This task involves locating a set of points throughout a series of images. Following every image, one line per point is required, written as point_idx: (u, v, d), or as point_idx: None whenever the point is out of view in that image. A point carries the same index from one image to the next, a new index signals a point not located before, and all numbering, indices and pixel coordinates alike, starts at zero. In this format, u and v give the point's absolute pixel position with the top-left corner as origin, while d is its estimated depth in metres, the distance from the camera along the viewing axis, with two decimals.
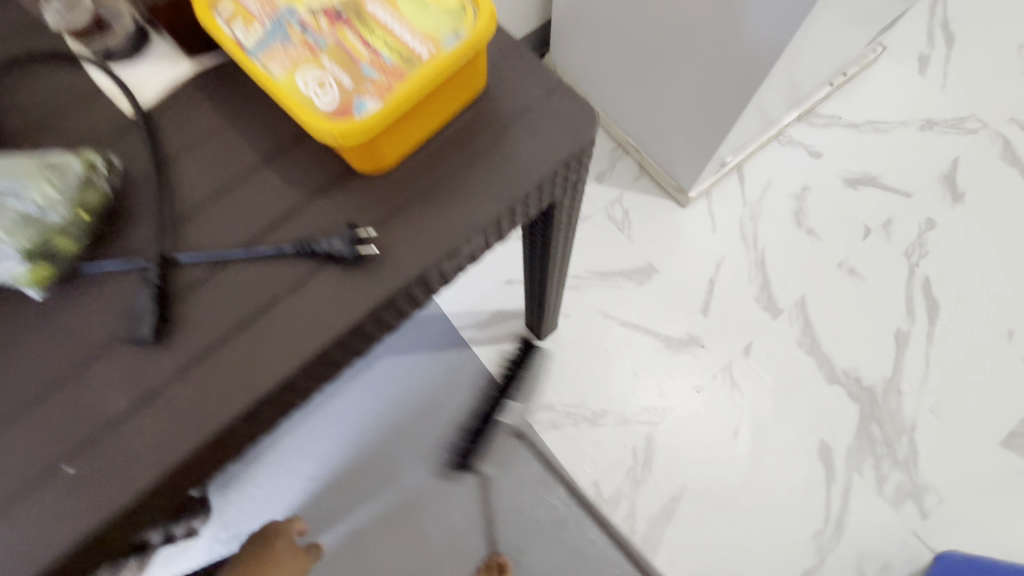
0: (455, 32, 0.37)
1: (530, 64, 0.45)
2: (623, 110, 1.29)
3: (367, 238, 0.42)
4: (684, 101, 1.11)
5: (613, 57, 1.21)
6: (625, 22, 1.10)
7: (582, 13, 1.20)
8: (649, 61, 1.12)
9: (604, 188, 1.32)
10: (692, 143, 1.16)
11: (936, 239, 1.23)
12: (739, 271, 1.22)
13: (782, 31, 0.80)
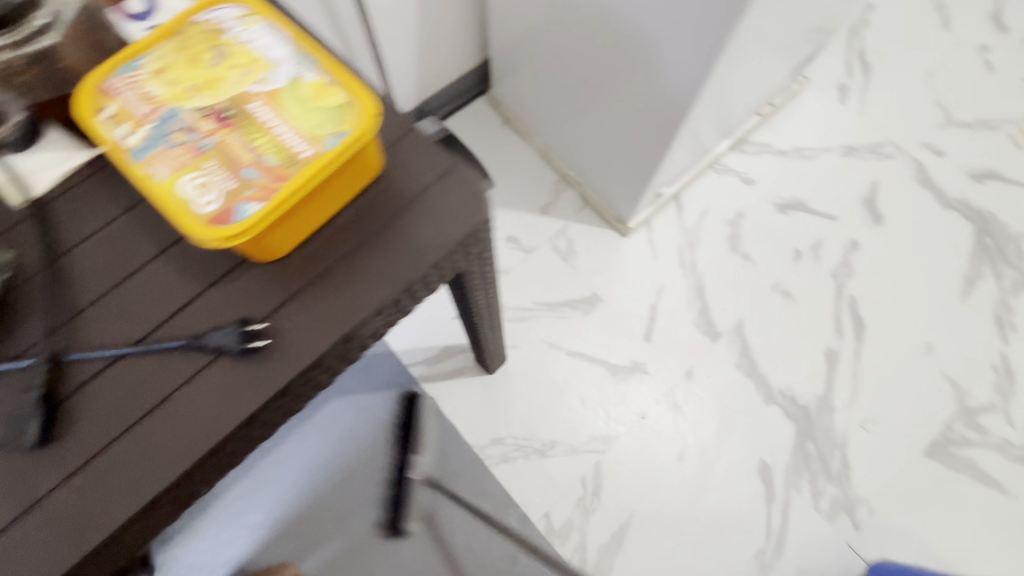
0: (336, 133, 0.40)
1: (419, 153, 0.51)
2: (562, 144, 1.34)
3: (260, 331, 0.48)
4: (616, 135, 1.15)
5: (549, 93, 1.25)
6: (556, 62, 1.15)
7: (515, 54, 1.25)
8: (581, 98, 1.17)
9: (549, 220, 1.35)
10: (626, 175, 1.21)
11: (860, 259, 1.30)
12: (680, 297, 1.26)
13: (696, 74, 0.85)
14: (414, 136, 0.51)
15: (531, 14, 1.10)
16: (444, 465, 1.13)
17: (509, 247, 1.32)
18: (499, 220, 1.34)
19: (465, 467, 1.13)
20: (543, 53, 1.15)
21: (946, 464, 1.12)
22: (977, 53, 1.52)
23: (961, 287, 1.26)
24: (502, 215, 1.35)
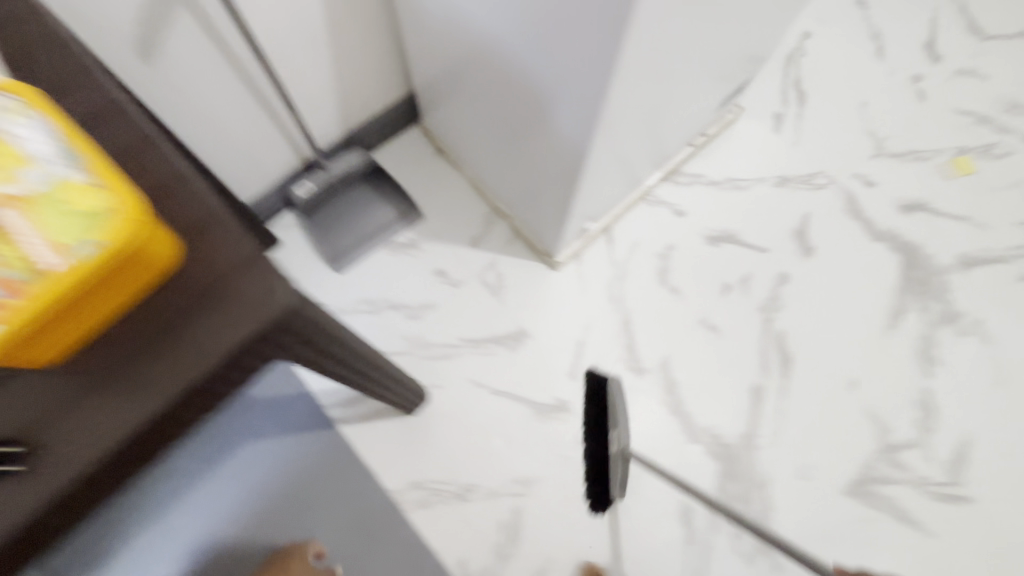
0: (88, 242, 0.43)
1: (215, 244, 0.51)
2: (489, 178, 1.32)
3: (15, 450, 0.45)
4: (530, 175, 1.14)
5: (470, 129, 1.24)
6: (469, 102, 1.14)
7: (434, 87, 1.22)
8: (496, 137, 1.16)
9: (478, 253, 1.33)
10: (546, 213, 1.19)
11: (788, 293, 1.29)
12: (607, 333, 1.25)
13: (584, 126, 0.84)
14: (217, 223, 0.52)
15: (439, 51, 1.08)
16: (359, 510, 1.11)
17: (436, 280, 1.30)
18: (427, 253, 1.32)
19: (381, 512, 1.10)
20: (456, 88, 1.13)
21: (865, 503, 1.12)
22: (910, 83, 1.53)
23: (887, 321, 1.27)
24: (430, 248, 1.32)
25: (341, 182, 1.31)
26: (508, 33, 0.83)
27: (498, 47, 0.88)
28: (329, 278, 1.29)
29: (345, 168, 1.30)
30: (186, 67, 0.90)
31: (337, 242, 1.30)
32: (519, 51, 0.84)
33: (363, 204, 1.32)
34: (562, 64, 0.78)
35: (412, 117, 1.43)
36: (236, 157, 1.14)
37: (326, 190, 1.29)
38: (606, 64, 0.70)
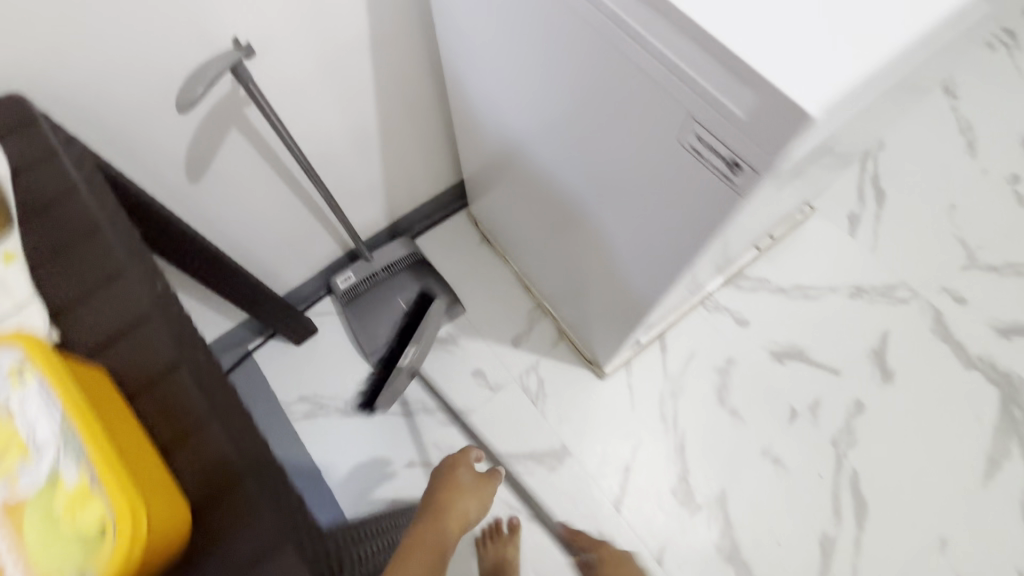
0: (78, 571, 0.34)
1: (234, 515, 0.38)
2: (537, 276, 1.24)
3: None
4: (588, 290, 1.04)
5: (520, 227, 1.17)
6: (524, 208, 1.06)
7: (489, 181, 1.14)
8: (551, 246, 1.08)
9: (520, 355, 1.24)
10: (601, 326, 1.09)
11: (864, 425, 1.16)
12: (659, 458, 1.14)
13: (657, 282, 0.73)
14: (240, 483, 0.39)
15: (499, 154, 1.00)
16: None
17: (474, 383, 1.21)
18: (466, 350, 1.25)
19: None
20: (514, 190, 1.05)
21: None
22: (1008, 184, 1.38)
23: (983, 467, 1.11)
24: (469, 346, 1.25)
25: (383, 273, 1.25)
26: (575, 173, 0.73)
27: (562, 179, 0.79)
28: (363, 372, 1.23)
29: (388, 258, 1.25)
30: (235, 181, 0.87)
31: (375, 335, 1.22)
32: (586, 195, 0.74)
33: (404, 295, 1.25)
34: (635, 223, 0.68)
35: (459, 202, 1.38)
36: (279, 251, 1.10)
37: (367, 282, 1.23)
38: (692, 247, 0.60)
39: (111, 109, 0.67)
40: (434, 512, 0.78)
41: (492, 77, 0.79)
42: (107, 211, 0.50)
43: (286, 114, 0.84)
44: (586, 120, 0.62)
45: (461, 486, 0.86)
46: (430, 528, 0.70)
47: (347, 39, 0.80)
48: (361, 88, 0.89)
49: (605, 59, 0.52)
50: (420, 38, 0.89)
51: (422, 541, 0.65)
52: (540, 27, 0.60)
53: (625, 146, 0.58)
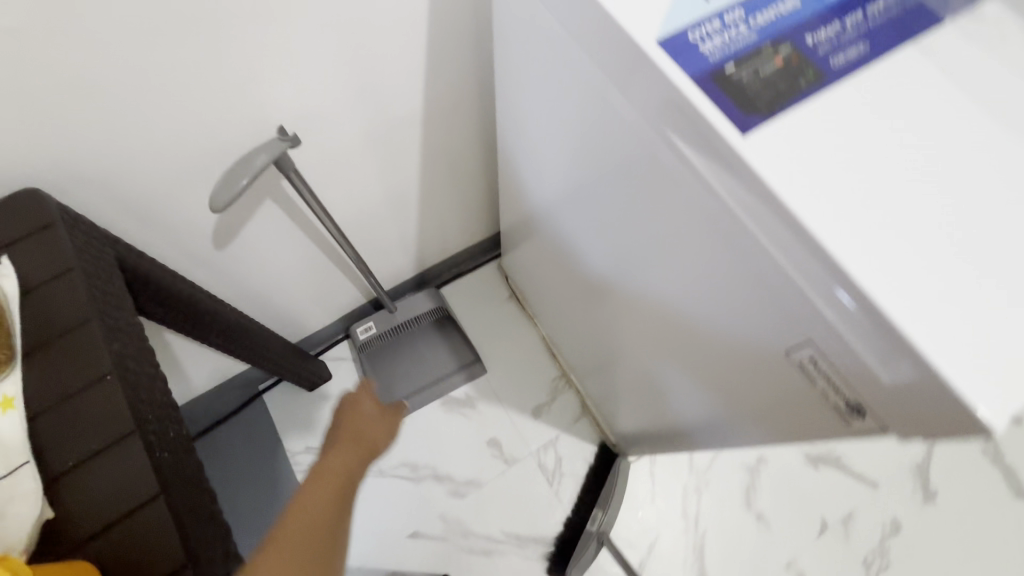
0: None
1: None
2: (566, 347, 1.17)
3: None
4: (624, 384, 0.97)
5: (555, 299, 1.10)
6: (564, 287, 0.99)
7: (527, 247, 1.07)
8: (587, 329, 1.01)
9: (540, 427, 1.18)
10: (633, 420, 1.02)
11: (899, 547, 1.08)
12: (674, 558, 1.08)
13: (715, 433, 0.63)
14: None
15: (542, 229, 0.90)
16: None
17: (488, 453, 1.16)
18: (483, 416, 1.19)
19: None
20: (556, 268, 0.97)
21: None
22: None
23: None
24: (487, 411, 1.19)
25: (406, 325, 1.19)
26: (624, 303, 0.63)
27: (606, 298, 0.68)
28: None
29: (412, 310, 1.19)
30: (263, 247, 0.81)
31: (392, 388, 1.18)
32: (631, 325, 0.65)
33: (425, 349, 1.20)
34: (690, 379, 0.58)
35: (492, 252, 1.31)
36: (301, 302, 1.04)
37: (389, 333, 1.18)
38: (767, 430, 0.50)
39: (133, 187, 0.61)
40: (339, 450, 0.61)
41: (542, 170, 0.68)
42: (118, 344, 0.44)
43: (321, 183, 0.77)
44: (653, 270, 0.51)
45: (366, 417, 0.71)
46: (346, 456, 0.60)
47: (394, 114, 0.74)
48: (403, 158, 0.82)
49: (700, 232, 0.41)
50: (474, 113, 0.83)
51: (339, 465, 0.57)
52: (613, 160, 0.48)
53: (701, 317, 0.48)
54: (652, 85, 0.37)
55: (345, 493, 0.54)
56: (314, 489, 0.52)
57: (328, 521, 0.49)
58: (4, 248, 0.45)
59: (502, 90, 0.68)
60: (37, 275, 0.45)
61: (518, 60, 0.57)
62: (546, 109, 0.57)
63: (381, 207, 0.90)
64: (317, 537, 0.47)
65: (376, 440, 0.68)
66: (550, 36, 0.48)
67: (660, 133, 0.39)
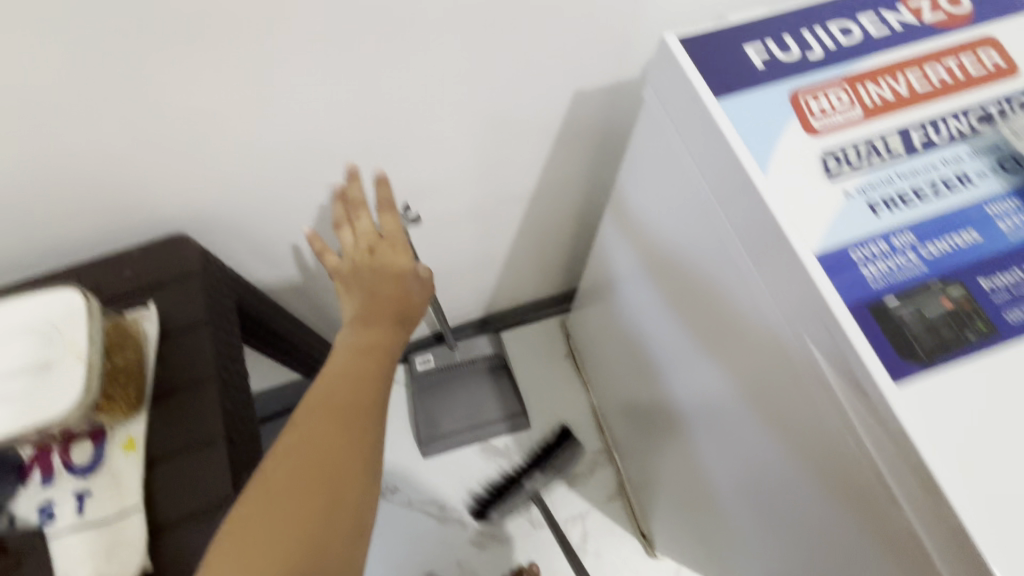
0: None
1: None
2: (614, 422, 1.16)
3: None
4: (666, 466, 0.94)
5: (611, 369, 1.09)
6: (621, 357, 0.99)
7: (597, 319, 1.06)
8: (634, 398, 1.00)
9: (572, 496, 1.17)
10: (670, 505, 0.98)
11: None
12: None
13: (764, 551, 0.57)
14: None
15: (619, 316, 0.90)
16: None
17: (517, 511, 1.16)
18: None
19: None
20: (624, 353, 0.96)
21: None
22: None
23: None
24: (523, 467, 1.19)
25: (460, 365, 1.19)
26: (691, 429, 0.62)
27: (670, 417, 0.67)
28: (411, 459, 1.19)
29: (470, 352, 1.20)
30: None
31: (434, 425, 1.17)
32: (681, 405, 0.63)
33: (473, 393, 1.19)
34: (746, 525, 0.58)
35: (558, 307, 1.31)
36: None
37: (443, 370, 1.18)
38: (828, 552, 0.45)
39: (259, 230, 0.65)
40: (368, 324, 0.55)
41: (637, 279, 0.67)
42: (230, 405, 0.47)
43: (420, 240, 0.80)
44: (737, 430, 0.51)
45: (398, 279, 0.58)
46: (378, 332, 0.54)
47: (505, 192, 0.75)
48: (500, 227, 0.84)
49: (807, 442, 0.40)
50: (581, 196, 0.83)
51: (370, 340, 0.53)
52: (686, 235, 0.49)
53: (785, 500, 0.47)
54: (801, 291, 0.36)
55: (382, 367, 0.51)
56: (342, 365, 0.50)
57: (364, 393, 0.48)
58: (149, 292, 0.49)
59: (620, 195, 0.68)
60: (174, 323, 0.48)
61: (645, 184, 0.57)
62: (660, 242, 0.56)
63: (470, 263, 0.92)
64: (352, 412, 0.46)
65: (411, 305, 0.58)
66: (690, 194, 0.47)
67: (796, 344, 0.38)
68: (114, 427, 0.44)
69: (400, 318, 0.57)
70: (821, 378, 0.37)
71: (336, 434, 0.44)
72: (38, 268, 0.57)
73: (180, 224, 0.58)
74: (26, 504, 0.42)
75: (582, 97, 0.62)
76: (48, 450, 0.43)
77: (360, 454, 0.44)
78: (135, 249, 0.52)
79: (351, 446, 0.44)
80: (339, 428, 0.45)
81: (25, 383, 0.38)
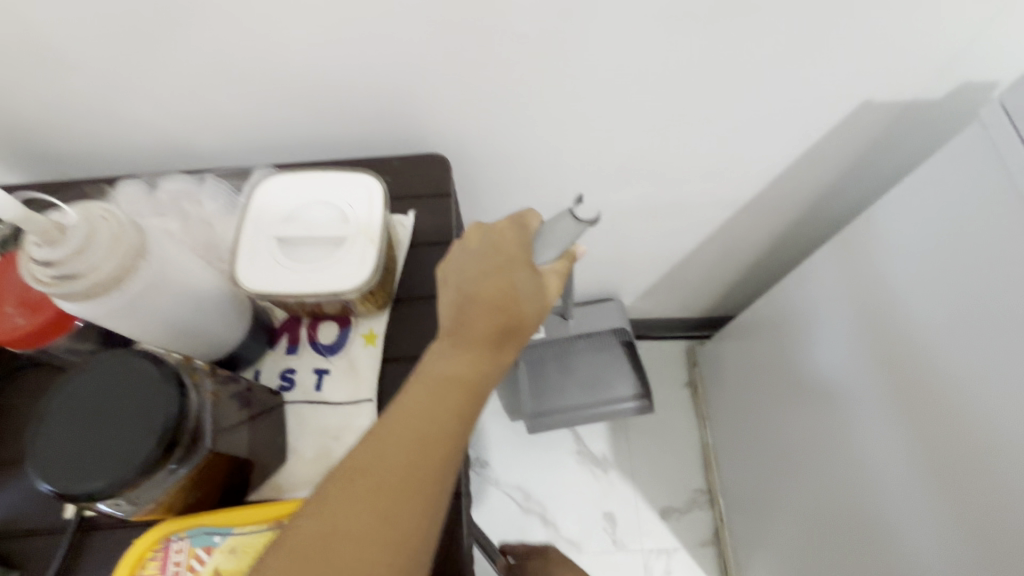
0: None
1: None
2: (727, 465, 1.07)
3: None
4: (785, 538, 0.86)
5: (754, 425, 0.95)
6: (777, 422, 0.85)
7: (739, 377, 0.99)
8: (777, 471, 0.87)
9: (662, 529, 1.10)
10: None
11: None
12: None
13: None
14: None
15: (776, 382, 0.84)
16: None
17: (601, 524, 1.11)
18: (611, 486, 1.13)
19: None
20: (765, 422, 0.90)
21: None
22: None
23: None
24: (617, 482, 1.14)
25: (579, 339, 1.06)
26: (898, 524, 0.57)
27: (867, 504, 0.62)
28: (507, 440, 1.17)
29: (590, 325, 1.06)
30: None
31: (541, 399, 1.06)
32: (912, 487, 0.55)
33: (588, 368, 1.07)
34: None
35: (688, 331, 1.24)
36: None
37: (556, 343, 1.06)
38: None
39: (483, 171, 0.66)
40: (458, 343, 0.40)
41: (857, 350, 0.64)
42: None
43: (609, 225, 0.78)
44: (995, 538, 0.46)
45: (504, 283, 0.41)
46: (465, 361, 0.39)
47: (720, 194, 0.71)
48: (693, 228, 0.80)
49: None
50: (788, 220, 0.78)
51: (454, 374, 0.38)
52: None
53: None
54: None
55: (468, 406, 0.38)
56: (415, 403, 0.37)
57: (431, 453, 0.35)
58: (406, 201, 0.51)
59: (862, 227, 0.62)
60: (424, 236, 0.49)
61: (918, 256, 0.53)
62: (936, 307, 0.51)
63: (637, 259, 0.89)
64: (417, 477, 0.34)
65: (521, 316, 0.41)
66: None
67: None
68: (360, 317, 0.45)
69: (500, 337, 0.40)
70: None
71: (383, 514, 0.33)
72: (299, 156, 0.61)
73: (429, 145, 0.60)
74: (271, 366, 0.44)
75: (867, 111, 0.57)
76: (296, 321, 0.45)
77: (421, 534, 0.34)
78: (395, 157, 0.53)
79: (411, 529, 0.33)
80: (386, 509, 0.33)
81: (323, 252, 0.40)
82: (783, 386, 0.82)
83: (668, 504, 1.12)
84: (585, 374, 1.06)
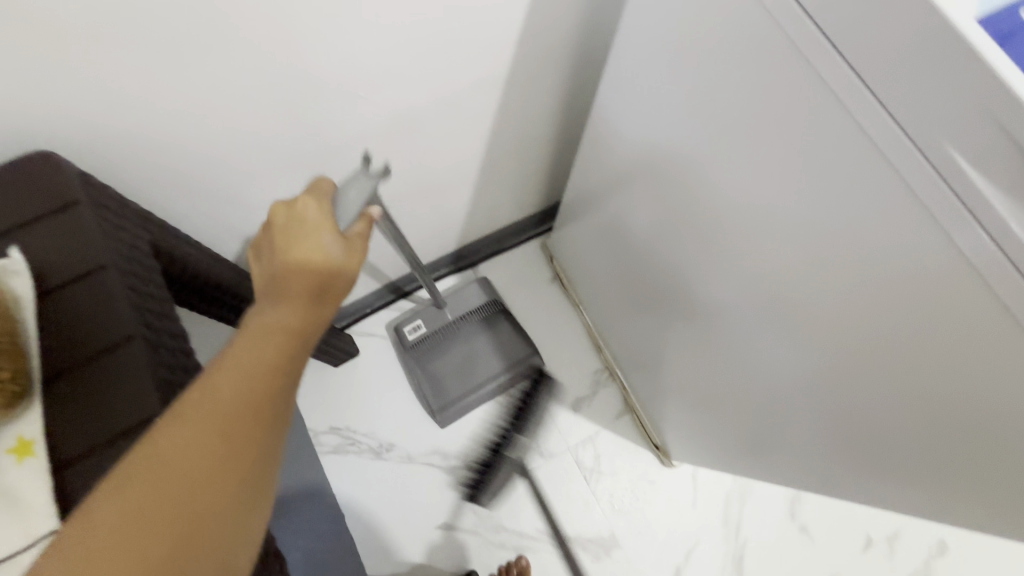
0: None
1: None
2: (613, 336, 1.08)
3: None
4: (673, 372, 0.89)
5: (614, 281, 0.94)
6: (630, 271, 0.84)
7: (591, 256, 0.98)
8: (645, 312, 0.87)
9: (579, 421, 1.12)
10: (682, 416, 0.95)
11: (943, 568, 1.06)
12: (711, 558, 1.05)
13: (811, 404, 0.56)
14: None
15: (617, 240, 0.82)
16: None
17: (525, 445, 1.09)
18: None
19: None
20: (624, 284, 0.90)
21: None
22: None
23: None
24: None
25: (459, 323, 1.06)
26: (747, 326, 0.59)
27: (722, 330, 0.65)
28: (404, 412, 1.10)
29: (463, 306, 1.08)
30: None
31: (444, 392, 1.05)
32: (748, 283, 0.55)
33: (480, 345, 1.06)
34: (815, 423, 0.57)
35: (538, 228, 1.20)
36: None
37: (439, 333, 1.06)
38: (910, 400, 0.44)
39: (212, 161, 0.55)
40: (282, 296, 0.42)
41: (660, 188, 0.61)
42: (173, 393, 0.43)
43: (381, 155, 0.67)
44: (811, 310, 0.48)
45: (305, 245, 0.45)
46: (288, 309, 0.40)
47: (479, 75, 0.63)
48: (472, 126, 0.71)
49: (935, 330, 0.38)
50: (561, 80, 0.72)
51: (279, 317, 0.40)
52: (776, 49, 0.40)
53: (891, 401, 0.45)
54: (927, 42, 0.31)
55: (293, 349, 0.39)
56: (244, 345, 0.38)
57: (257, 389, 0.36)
58: (21, 232, 0.45)
59: (620, 58, 0.58)
60: (54, 276, 0.44)
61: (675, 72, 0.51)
62: (701, 117, 0.49)
63: (436, 178, 0.79)
64: (248, 410, 0.35)
65: (328, 274, 0.44)
66: (768, 34, 0.40)
67: (942, 165, 0.33)
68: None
69: (317, 292, 0.43)
70: (970, 225, 0.33)
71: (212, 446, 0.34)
72: None
73: None
74: None
75: None
76: None
77: (240, 506, 0.35)
78: None
79: (224, 505, 0.34)
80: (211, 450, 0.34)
81: None
82: (625, 243, 0.79)
83: (577, 399, 1.13)
84: (475, 356, 1.06)
